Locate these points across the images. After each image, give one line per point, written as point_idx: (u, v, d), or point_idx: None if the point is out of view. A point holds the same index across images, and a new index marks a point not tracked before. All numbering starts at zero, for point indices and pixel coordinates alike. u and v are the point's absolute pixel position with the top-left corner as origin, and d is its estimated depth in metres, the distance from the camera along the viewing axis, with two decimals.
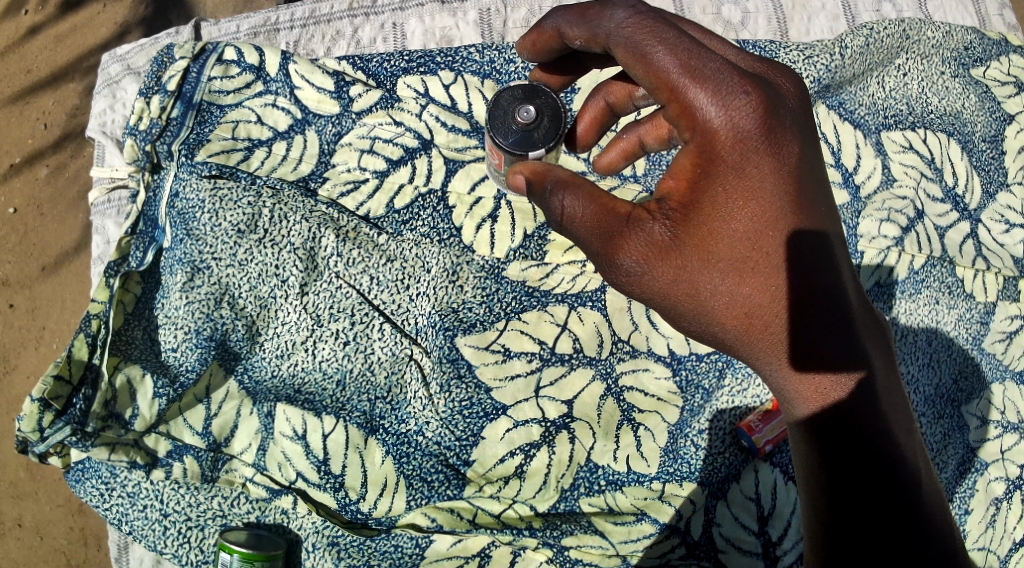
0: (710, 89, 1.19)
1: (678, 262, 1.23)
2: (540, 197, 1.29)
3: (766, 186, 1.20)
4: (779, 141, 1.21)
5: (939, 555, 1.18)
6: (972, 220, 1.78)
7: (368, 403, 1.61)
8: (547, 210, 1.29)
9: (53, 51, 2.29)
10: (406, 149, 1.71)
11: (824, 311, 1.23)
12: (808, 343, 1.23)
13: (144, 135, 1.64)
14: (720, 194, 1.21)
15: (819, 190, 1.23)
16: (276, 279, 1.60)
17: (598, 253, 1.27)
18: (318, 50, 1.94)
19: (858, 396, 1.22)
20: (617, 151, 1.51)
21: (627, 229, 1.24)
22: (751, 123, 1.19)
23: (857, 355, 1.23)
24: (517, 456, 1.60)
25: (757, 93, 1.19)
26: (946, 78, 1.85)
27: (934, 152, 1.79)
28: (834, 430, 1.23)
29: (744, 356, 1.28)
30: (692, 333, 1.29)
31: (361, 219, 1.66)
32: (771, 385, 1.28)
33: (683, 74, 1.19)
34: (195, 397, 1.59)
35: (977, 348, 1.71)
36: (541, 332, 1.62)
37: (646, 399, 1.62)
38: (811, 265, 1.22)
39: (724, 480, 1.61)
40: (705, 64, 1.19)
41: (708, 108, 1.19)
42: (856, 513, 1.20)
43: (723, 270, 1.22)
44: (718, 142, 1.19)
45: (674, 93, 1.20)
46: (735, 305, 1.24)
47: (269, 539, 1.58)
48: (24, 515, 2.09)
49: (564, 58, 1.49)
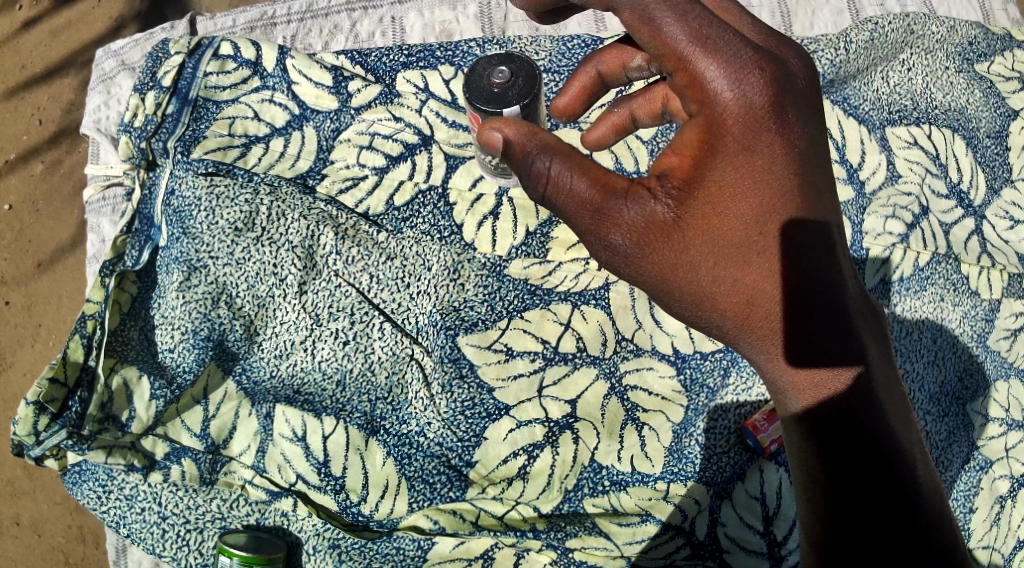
0: (719, 60, 1.12)
1: (674, 245, 1.18)
2: (518, 161, 1.20)
3: (770, 168, 1.16)
4: (788, 122, 1.16)
5: (938, 550, 1.19)
6: (976, 216, 1.77)
7: (369, 404, 1.59)
8: (531, 178, 1.19)
9: (48, 47, 2.26)
10: (406, 145, 1.70)
11: (820, 296, 1.20)
12: (802, 328, 1.21)
13: (140, 132, 1.64)
14: (723, 175, 1.16)
15: (823, 172, 1.20)
16: (274, 277, 1.58)
17: (585, 232, 1.20)
18: (315, 45, 1.92)
19: (858, 391, 1.21)
20: (607, 126, 1.46)
21: (621, 207, 1.17)
22: (761, 100, 1.14)
23: (853, 342, 1.21)
24: (520, 457, 1.58)
25: (767, 68, 1.14)
26: (951, 73, 1.84)
27: (939, 147, 1.77)
28: (833, 423, 1.21)
29: (737, 340, 1.25)
30: (685, 316, 1.26)
31: (361, 216, 1.64)
32: (761, 369, 1.26)
33: (693, 42, 1.12)
34: (193, 398, 1.57)
35: (981, 345, 1.70)
36: (545, 331, 1.61)
37: (650, 398, 1.61)
38: (809, 251, 1.19)
39: (729, 480, 1.59)
40: (715, 34, 1.12)
41: (717, 81, 1.13)
42: (855, 500, 1.20)
43: (722, 255, 1.19)
44: (727, 118, 1.14)
45: (679, 62, 1.13)
46: (730, 290, 1.20)
47: (268, 541, 1.55)
48: (23, 514, 2.07)
49: (558, 11, 1.40)
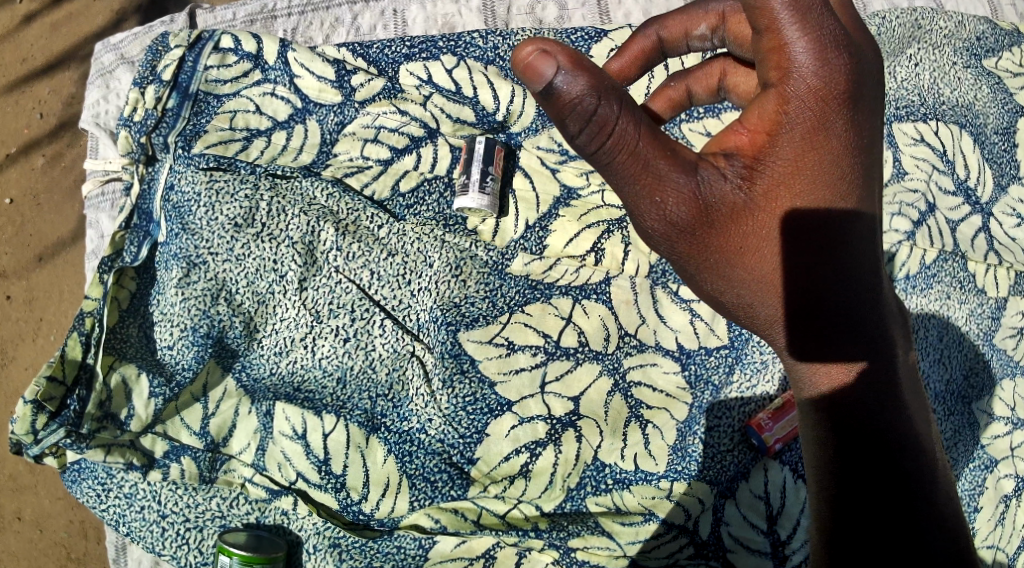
0: (811, 34, 1.08)
1: (716, 222, 1.14)
2: (568, 104, 1.03)
3: (830, 155, 1.13)
4: (859, 110, 1.12)
5: (947, 548, 1.16)
6: (983, 214, 1.75)
7: (370, 401, 1.57)
8: (589, 122, 1.05)
9: (48, 39, 2.23)
10: (412, 137, 1.67)
11: (860, 285, 1.19)
12: (841, 315, 1.19)
13: (140, 127, 1.61)
14: (782, 156, 1.12)
15: (875, 167, 1.17)
16: (275, 273, 1.56)
17: (626, 196, 1.12)
18: (316, 38, 1.90)
19: (885, 384, 1.21)
20: (662, 102, 1.42)
21: (673, 175, 1.10)
22: (841, 83, 1.10)
23: (881, 334, 1.20)
24: (522, 454, 1.55)
25: (854, 52, 1.10)
26: (958, 69, 1.83)
27: (946, 144, 1.76)
28: (859, 413, 1.20)
29: (772, 324, 1.23)
30: (713, 288, 1.21)
31: (369, 200, 1.63)
32: (789, 354, 1.24)
33: (791, 10, 1.07)
34: (192, 396, 1.56)
35: (988, 344, 1.68)
36: (545, 325, 1.57)
37: (655, 395, 1.58)
38: (850, 242, 1.17)
39: (733, 479, 1.57)
40: (816, 8, 1.08)
41: (801, 56, 1.08)
42: (862, 493, 1.18)
43: (760, 233, 1.16)
44: (802, 92, 1.09)
45: (770, 26, 1.08)
46: (761, 273, 1.18)
47: (269, 540, 1.55)
48: (24, 508, 2.05)
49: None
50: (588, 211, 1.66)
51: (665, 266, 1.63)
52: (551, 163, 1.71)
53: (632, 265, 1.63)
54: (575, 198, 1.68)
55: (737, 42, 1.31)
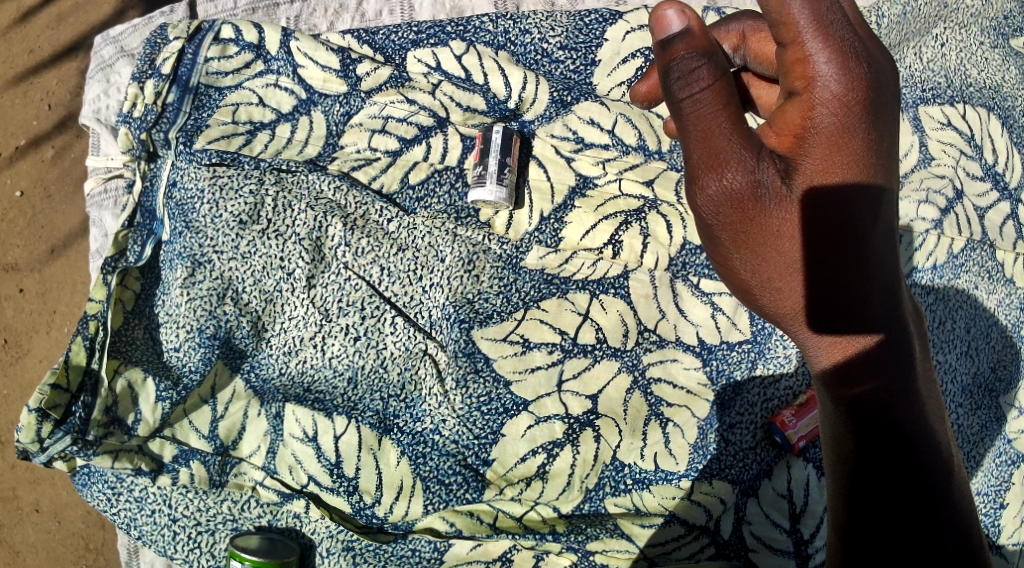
0: (834, 45, 1.05)
1: (750, 215, 1.11)
2: (677, 56, 1.06)
3: (853, 160, 1.08)
4: (882, 120, 1.09)
5: (963, 549, 1.13)
6: (1012, 200, 1.69)
7: (381, 402, 1.53)
8: (697, 83, 1.06)
9: (54, 30, 2.18)
10: (421, 127, 1.62)
11: (885, 285, 1.15)
12: (871, 314, 1.15)
13: (139, 123, 1.57)
14: (809, 159, 1.09)
15: (897, 172, 1.12)
16: (282, 271, 1.52)
17: (694, 166, 1.10)
18: (320, 25, 1.83)
19: (907, 385, 1.17)
20: None
21: (738, 149, 1.08)
22: (865, 90, 1.06)
23: (906, 335, 1.17)
24: (539, 455, 1.52)
25: (874, 63, 1.07)
26: (985, 49, 1.79)
27: (974, 127, 1.70)
28: (881, 413, 1.16)
29: (803, 316, 1.17)
30: (741, 281, 1.18)
31: (376, 194, 1.58)
32: (811, 353, 1.21)
33: (813, 24, 1.04)
34: (201, 398, 1.52)
35: (1017, 334, 1.64)
36: (562, 322, 1.53)
37: (676, 392, 1.54)
38: (880, 242, 1.13)
39: (756, 477, 1.52)
40: (837, 22, 1.05)
41: (824, 68, 1.06)
42: (881, 496, 1.15)
43: (785, 232, 1.12)
44: (827, 101, 1.07)
45: (794, 40, 1.06)
46: (792, 270, 1.14)
47: (282, 544, 1.52)
48: (41, 501, 2.03)
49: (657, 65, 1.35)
50: (605, 202, 1.60)
51: (685, 259, 1.57)
52: (566, 152, 1.63)
53: (651, 258, 1.57)
54: (591, 187, 1.61)
55: (756, 60, 1.27)
